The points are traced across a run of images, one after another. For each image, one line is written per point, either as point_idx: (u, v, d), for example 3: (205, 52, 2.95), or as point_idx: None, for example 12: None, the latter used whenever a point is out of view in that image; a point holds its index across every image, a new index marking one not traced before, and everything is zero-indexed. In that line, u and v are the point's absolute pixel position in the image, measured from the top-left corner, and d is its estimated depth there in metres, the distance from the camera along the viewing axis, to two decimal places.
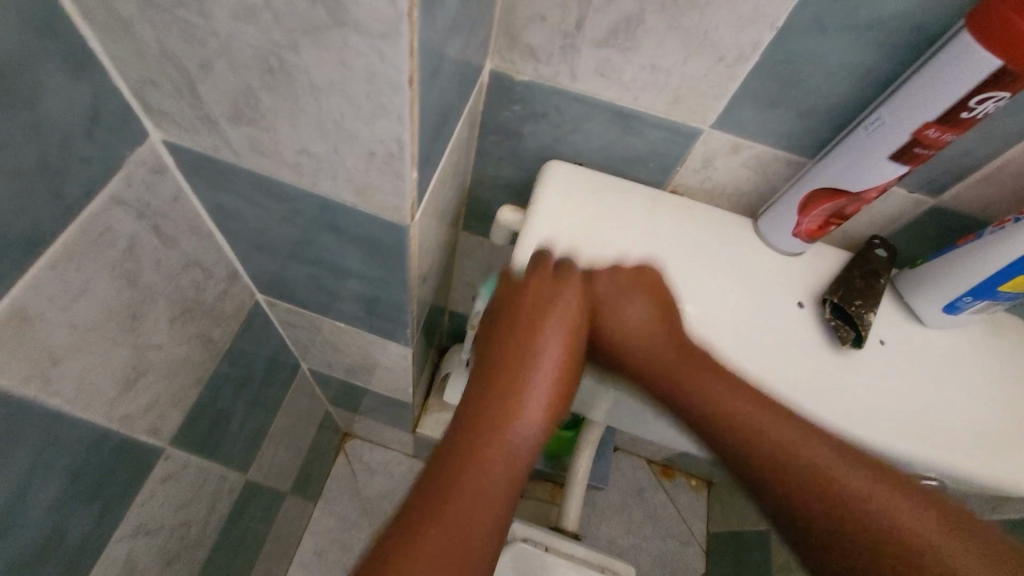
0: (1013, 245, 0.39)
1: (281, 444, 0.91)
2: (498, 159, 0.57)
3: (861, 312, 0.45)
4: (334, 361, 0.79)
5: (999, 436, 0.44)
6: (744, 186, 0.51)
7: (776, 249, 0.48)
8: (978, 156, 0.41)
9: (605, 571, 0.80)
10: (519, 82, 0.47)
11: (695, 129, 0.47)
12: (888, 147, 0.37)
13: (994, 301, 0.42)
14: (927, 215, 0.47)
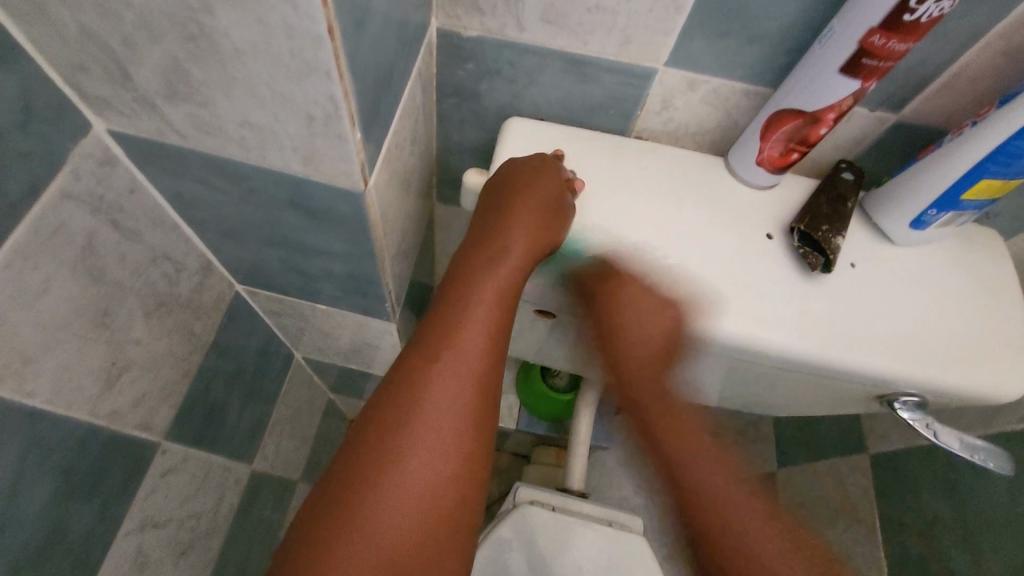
0: (970, 151, 0.38)
1: (285, 434, 0.92)
2: (460, 123, 0.56)
3: (828, 236, 0.45)
4: (326, 346, 0.80)
5: (973, 345, 0.45)
6: (707, 125, 0.50)
7: (744, 182, 0.48)
8: (933, 64, 0.40)
9: (612, 523, 0.82)
10: (468, 39, 0.46)
11: (649, 69, 0.46)
12: (837, 58, 0.36)
13: (960, 211, 0.42)
14: (889, 132, 0.46)
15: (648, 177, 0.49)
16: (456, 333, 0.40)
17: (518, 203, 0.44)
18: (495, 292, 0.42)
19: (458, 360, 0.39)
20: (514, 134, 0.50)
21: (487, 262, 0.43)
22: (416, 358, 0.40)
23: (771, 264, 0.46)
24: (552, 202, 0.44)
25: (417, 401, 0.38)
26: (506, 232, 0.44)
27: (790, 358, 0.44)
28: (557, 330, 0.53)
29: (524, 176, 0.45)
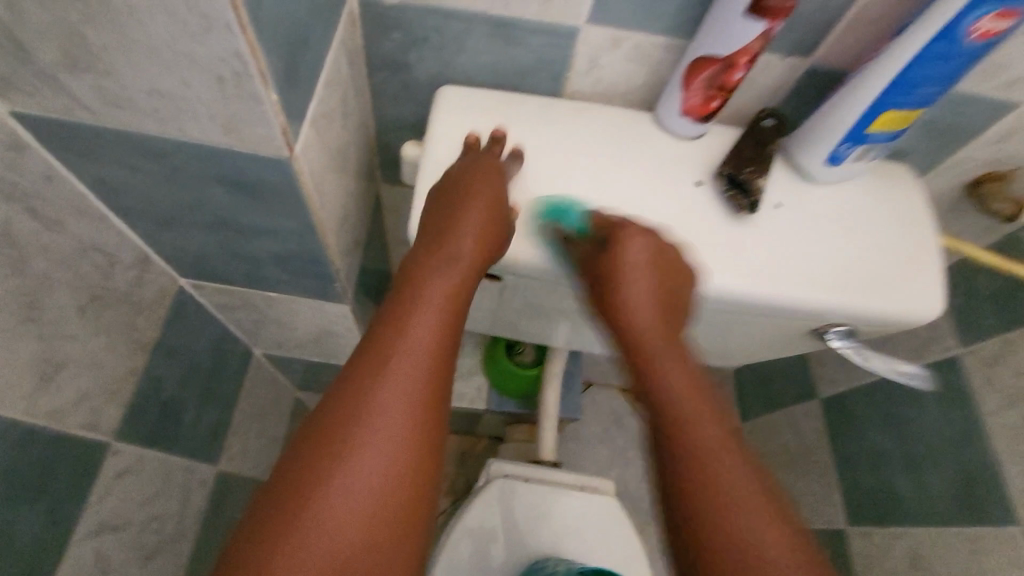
0: (870, 85, 0.41)
1: (251, 433, 0.91)
2: (395, 98, 0.56)
3: (753, 177, 0.47)
4: (284, 340, 0.79)
5: (892, 272, 0.48)
6: (634, 82, 0.52)
7: (672, 133, 0.50)
8: (835, 7, 0.42)
9: (585, 489, 0.83)
10: (390, 6, 0.46)
11: (571, 29, 0.47)
12: (740, 2, 0.38)
13: (868, 146, 0.45)
14: (805, 78, 0.49)
15: (580, 136, 0.50)
16: (409, 330, 0.40)
17: (469, 198, 0.44)
18: (452, 282, 0.43)
19: (408, 355, 0.40)
20: (447, 102, 0.50)
21: (442, 254, 0.43)
22: (368, 354, 0.40)
23: (702, 209, 0.48)
24: (495, 200, 0.44)
25: (364, 399, 0.38)
26: (457, 226, 0.44)
27: (726, 297, 0.46)
28: (506, 294, 0.54)
29: (467, 172, 0.45)
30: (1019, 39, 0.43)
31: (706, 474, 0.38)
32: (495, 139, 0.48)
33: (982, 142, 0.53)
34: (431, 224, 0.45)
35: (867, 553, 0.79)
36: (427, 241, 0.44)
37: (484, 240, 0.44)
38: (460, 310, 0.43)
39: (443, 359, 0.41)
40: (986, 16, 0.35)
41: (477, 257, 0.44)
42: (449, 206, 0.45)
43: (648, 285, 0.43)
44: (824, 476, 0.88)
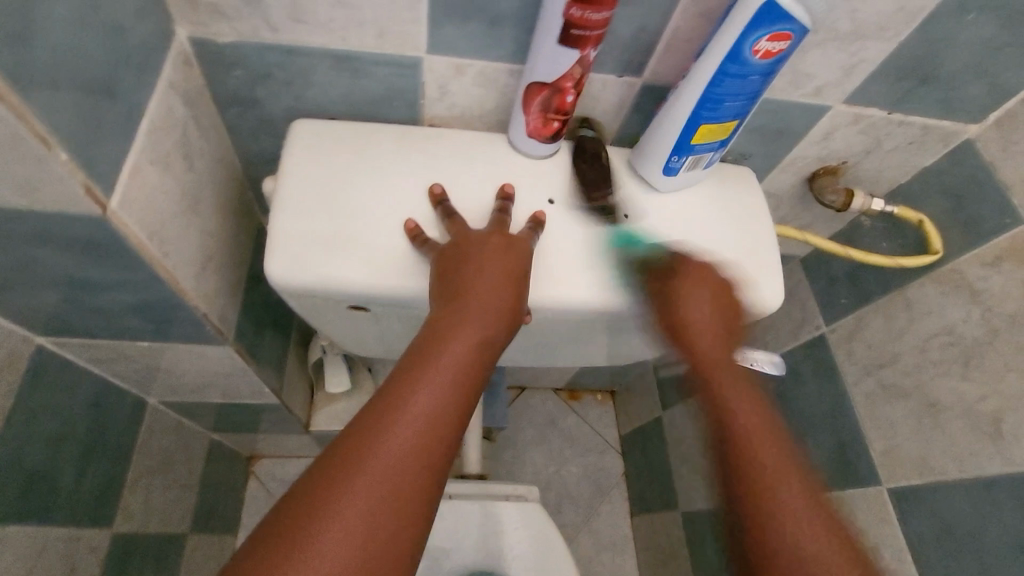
0: (683, 102, 0.44)
1: (155, 486, 0.86)
2: (253, 133, 0.55)
3: (611, 199, 0.52)
4: (178, 385, 0.76)
5: (734, 270, 0.52)
6: (488, 106, 0.53)
7: (525, 154, 0.52)
8: (651, 30, 0.46)
9: (510, 497, 0.84)
10: (223, 45, 0.45)
11: (414, 59, 0.48)
12: (553, 31, 0.40)
13: (695, 156, 0.49)
14: (642, 93, 0.52)
15: (436, 164, 0.51)
16: (423, 382, 0.39)
17: (484, 259, 0.45)
18: (480, 323, 0.42)
19: (433, 386, 0.39)
20: (298, 134, 0.49)
21: (470, 292, 0.43)
22: (383, 399, 0.38)
23: (554, 226, 0.51)
24: (508, 269, 0.45)
25: (384, 427, 0.37)
26: (475, 285, 0.44)
27: (580, 310, 0.49)
28: (384, 324, 0.55)
29: (483, 233, 0.47)
30: (814, 51, 0.48)
31: (774, 475, 0.41)
32: (502, 195, 0.50)
33: (809, 140, 0.59)
34: (444, 278, 0.45)
35: None
36: (444, 294, 0.44)
37: (503, 302, 0.44)
38: (478, 375, 0.41)
39: (461, 400, 0.40)
40: (764, 37, 0.38)
41: (496, 320, 0.43)
42: (465, 261, 0.45)
43: (708, 304, 0.46)
44: None
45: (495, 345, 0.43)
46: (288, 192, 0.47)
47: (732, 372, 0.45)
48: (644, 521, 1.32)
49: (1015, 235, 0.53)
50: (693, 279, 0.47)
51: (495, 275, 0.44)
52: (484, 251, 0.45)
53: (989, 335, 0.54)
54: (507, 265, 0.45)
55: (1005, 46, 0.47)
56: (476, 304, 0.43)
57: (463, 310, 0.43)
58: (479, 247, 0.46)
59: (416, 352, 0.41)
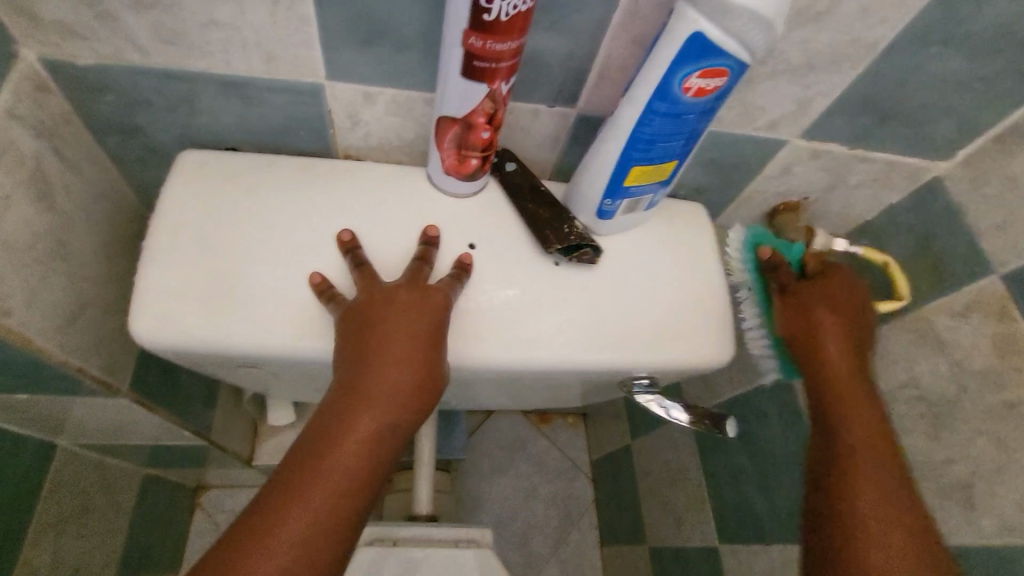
0: (613, 141, 0.39)
1: (65, 534, 0.79)
2: (143, 163, 0.48)
3: (574, 230, 0.45)
4: (84, 429, 0.69)
5: (676, 323, 0.47)
6: (407, 136, 0.47)
7: (445, 191, 0.46)
8: (579, 58, 0.40)
9: (460, 543, 0.72)
10: (85, 68, 0.39)
11: (313, 85, 0.42)
12: (454, 62, 0.35)
13: (631, 199, 0.44)
14: (578, 124, 0.47)
15: (343, 203, 0.45)
16: (311, 484, 0.35)
17: (392, 321, 0.39)
18: (380, 406, 0.37)
19: (321, 485, 0.35)
20: (184, 171, 0.44)
21: (373, 366, 0.38)
22: (270, 498, 0.35)
23: (475, 274, 0.45)
24: (419, 336, 0.39)
25: (264, 536, 0.34)
26: (378, 359, 0.38)
27: (501, 370, 0.44)
28: (288, 376, 0.49)
29: (395, 288, 0.41)
30: (764, 84, 0.43)
31: (841, 483, 0.41)
32: (425, 239, 0.44)
33: (767, 174, 0.53)
34: (348, 344, 0.39)
35: (736, 567, 0.80)
36: (346, 367, 0.38)
37: (412, 379, 0.38)
38: (379, 468, 0.37)
39: (354, 496, 0.36)
40: (694, 74, 0.34)
41: (401, 400, 0.38)
42: (372, 325, 0.39)
43: (839, 336, 0.45)
44: (698, 494, 0.89)
45: (401, 426, 0.38)
46: (162, 237, 0.41)
47: (866, 394, 0.44)
48: (613, 552, 1.22)
49: (985, 285, 0.48)
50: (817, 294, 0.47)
51: (403, 344, 0.39)
52: (392, 314, 0.39)
53: (958, 393, 0.49)
54: (420, 330, 0.39)
55: (973, 81, 0.42)
56: (378, 382, 0.38)
57: (363, 391, 0.37)
58: (388, 308, 0.40)
59: (309, 441, 0.37)
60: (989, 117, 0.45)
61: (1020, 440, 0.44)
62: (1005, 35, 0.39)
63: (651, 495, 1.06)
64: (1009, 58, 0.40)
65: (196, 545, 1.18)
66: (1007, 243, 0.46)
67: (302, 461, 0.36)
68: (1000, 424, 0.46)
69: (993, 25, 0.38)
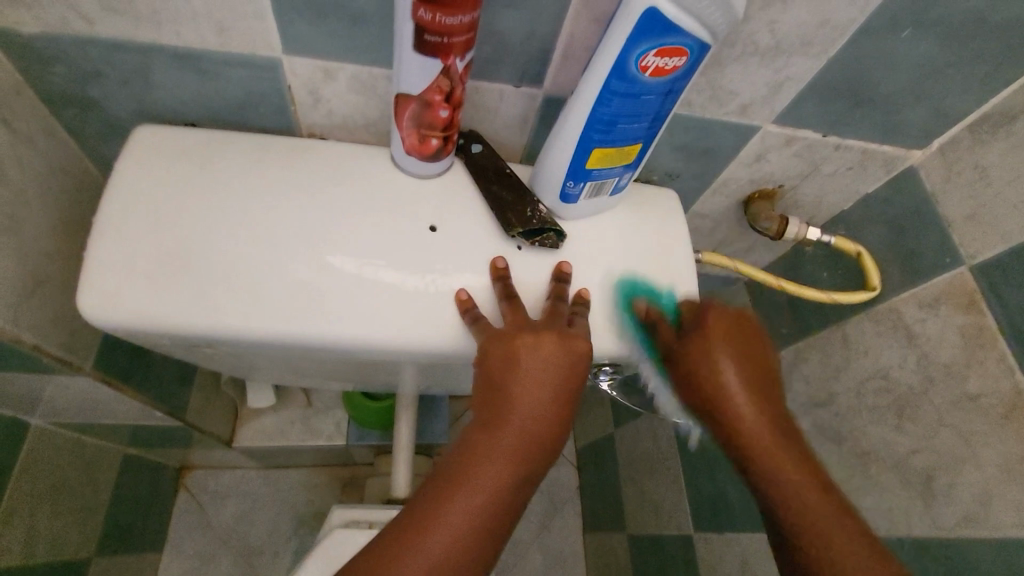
0: (573, 121, 0.39)
1: (40, 512, 0.79)
2: (102, 137, 0.47)
3: (538, 215, 0.45)
4: (55, 407, 0.68)
5: (641, 309, 0.46)
6: (371, 114, 0.46)
7: (409, 172, 0.46)
8: (542, 36, 0.39)
9: None
10: (31, 37, 0.38)
11: (270, 59, 0.41)
12: (407, 36, 0.34)
13: (595, 183, 0.43)
14: (546, 105, 0.46)
15: (303, 183, 0.44)
16: (435, 529, 0.36)
17: (537, 355, 0.40)
18: (530, 437, 0.39)
19: (439, 533, 0.36)
20: (137, 145, 0.43)
21: (524, 399, 0.39)
22: (390, 543, 0.37)
23: (435, 257, 0.44)
24: (554, 376, 0.40)
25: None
26: (529, 392, 0.39)
27: (458, 354, 0.43)
28: (248, 357, 0.48)
29: (547, 326, 0.41)
30: (734, 66, 0.42)
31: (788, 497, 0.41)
32: (499, 274, 0.44)
33: (741, 161, 0.53)
34: (491, 380, 0.40)
35: (708, 555, 0.80)
36: (488, 405, 0.40)
37: (553, 422, 0.40)
38: (504, 514, 0.38)
39: (474, 545, 0.37)
40: (651, 52, 0.33)
41: (548, 427, 0.40)
42: (515, 363, 0.40)
43: (718, 344, 0.43)
44: (675, 482, 0.89)
45: (547, 455, 0.40)
46: (113, 214, 0.40)
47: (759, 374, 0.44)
48: (595, 538, 1.23)
49: (955, 276, 0.47)
50: (722, 332, 0.44)
51: (537, 384, 0.40)
52: (548, 343, 0.40)
53: (924, 384, 0.49)
54: (548, 372, 0.40)
55: (945, 67, 0.41)
56: (514, 423, 0.39)
57: (500, 433, 0.39)
58: (531, 343, 0.40)
59: (450, 475, 0.38)
60: (962, 104, 0.44)
61: (981, 432, 0.44)
62: (977, 18, 0.38)
63: (631, 483, 1.06)
64: (983, 42, 0.39)
65: (179, 525, 1.18)
66: (978, 235, 0.46)
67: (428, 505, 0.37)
68: (963, 416, 0.45)
69: (965, 8, 0.37)
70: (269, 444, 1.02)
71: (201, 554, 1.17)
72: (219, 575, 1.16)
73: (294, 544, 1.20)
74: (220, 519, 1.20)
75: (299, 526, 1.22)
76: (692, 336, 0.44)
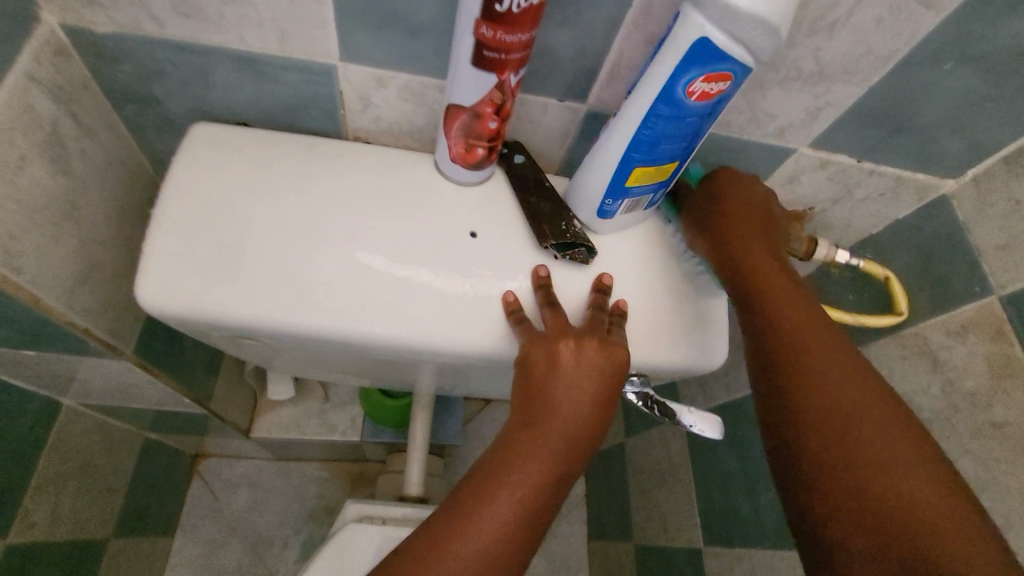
0: (615, 141, 0.40)
1: (65, 490, 0.81)
2: (158, 132, 0.49)
3: (571, 230, 0.46)
4: (88, 389, 0.70)
5: (668, 323, 0.47)
6: (416, 121, 0.48)
7: (450, 178, 0.47)
8: (590, 54, 0.40)
9: None
10: (103, 36, 0.40)
11: (326, 66, 0.42)
12: (464, 50, 0.35)
13: (632, 199, 0.44)
14: (586, 119, 0.47)
15: (350, 184, 0.46)
16: (476, 520, 0.37)
17: (580, 359, 0.41)
18: (569, 437, 0.40)
19: (481, 524, 0.37)
20: (193, 141, 0.44)
21: (565, 399, 0.40)
22: (433, 531, 0.38)
23: (473, 262, 0.45)
24: (596, 386, 0.41)
25: (431, 565, 0.36)
26: (568, 394, 0.40)
27: (491, 357, 0.44)
28: (283, 349, 0.50)
29: (590, 334, 0.42)
30: (775, 90, 0.43)
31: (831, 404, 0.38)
32: (541, 280, 0.45)
33: (773, 182, 0.53)
34: (534, 384, 0.41)
35: (717, 569, 0.80)
36: (527, 408, 0.41)
37: (592, 424, 0.41)
38: (539, 517, 0.39)
39: (515, 541, 0.37)
40: (699, 79, 0.34)
41: (586, 429, 0.41)
42: (560, 370, 0.41)
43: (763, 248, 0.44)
44: (687, 495, 0.89)
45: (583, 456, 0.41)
46: (169, 206, 0.42)
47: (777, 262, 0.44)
48: (601, 547, 1.23)
49: (983, 304, 0.48)
50: (736, 196, 0.46)
51: (579, 387, 0.41)
52: (589, 346, 0.41)
53: (948, 410, 0.49)
54: (587, 375, 0.41)
55: (984, 100, 0.42)
56: (554, 422, 0.40)
57: (541, 431, 0.40)
58: (573, 346, 0.41)
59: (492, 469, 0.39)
60: (999, 137, 0.45)
61: (1005, 460, 0.45)
62: (1020, 55, 0.38)
63: (641, 493, 1.06)
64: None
65: (192, 511, 1.20)
66: (1009, 265, 0.46)
67: (470, 496, 0.38)
68: (986, 444, 0.46)
69: (1009, 45, 0.38)
70: (285, 435, 1.03)
71: (212, 541, 1.19)
72: (229, 562, 1.17)
73: (302, 535, 1.21)
74: (232, 507, 1.22)
75: (308, 519, 1.23)
76: (710, 194, 0.47)
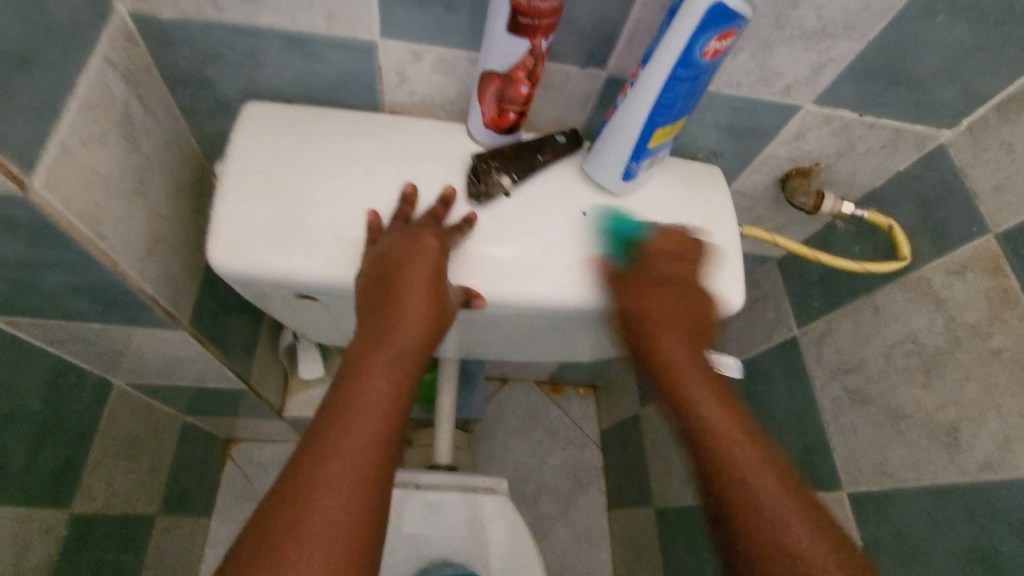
0: (635, 105, 0.43)
1: (117, 467, 0.86)
2: (208, 114, 0.53)
3: (488, 170, 0.48)
4: (140, 367, 0.75)
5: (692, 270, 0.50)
6: (448, 94, 0.52)
7: (483, 146, 0.51)
8: (611, 21, 0.44)
9: (476, 489, 0.80)
10: (168, 22, 0.44)
11: (367, 43, 0.46)
12: (501, 19, 0.39)
13: (653, 157, 0.48)
14: (606, 85, 0.51)
15: (390, 152, 0.50)
16: (345, 423, 0.38)
17: (413, 249, 0.43)
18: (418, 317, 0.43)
19: (351, 423, 0.39)
20: (247, 118, 0.48)
21: (404, 286, 0.43)
22: (310, 446, 0.38)
23: (509, 220, 0.49)
24: (434, 267, 0.44)
25: (314, 477, 0.37)
26: (407, 281, 0.43)
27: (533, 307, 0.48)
28: (337, 313, 0.53)
29: (421, 229, 0.45)
30: (782, 48, 0.46)
31: (737, 466, 0.42)
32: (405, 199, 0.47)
33: (781, 140, 0.57)
34: (373, 291, 0.43)
35: None
36: (375, 308, 0.43)
37: (435, 300, 0.44)
38: (397, 399, 0.41)
39: (388, 421, 0.40)
40: (714, 39, 0.38)
41: (429, 302, 0.43)
42: (395, 270, 0.43)
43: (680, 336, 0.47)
44: None
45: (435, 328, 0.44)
46: (232, 178, 0.46)
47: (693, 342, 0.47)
48: (620, 515, 1.27)
49: (981, 243, 0.51)
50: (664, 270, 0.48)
51: (416, 271, 0.43)
52: (419, 235, 0.44)
53: (951, 343, 0.53)
54: (419, 259, 0.43)
55: (974, 49, 0.46)
56: (401, 306, 0.42)
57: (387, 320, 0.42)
58: (406, 239, 0.44)
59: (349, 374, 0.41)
60: (990, 85, 0.49)
61: (1004, 383, 0.48)
62: (1005, 5, 0.42)
63: (659, 458, 1.10)
64: (1012, 26, 0.43)
65: (226, 493, 1.25)
66: (1003, 204, 0.50)
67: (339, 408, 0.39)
68: (988, 371, 0.50)
69: None
70: None
71: None
72: None
73: None
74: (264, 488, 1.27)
75: None
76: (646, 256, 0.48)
